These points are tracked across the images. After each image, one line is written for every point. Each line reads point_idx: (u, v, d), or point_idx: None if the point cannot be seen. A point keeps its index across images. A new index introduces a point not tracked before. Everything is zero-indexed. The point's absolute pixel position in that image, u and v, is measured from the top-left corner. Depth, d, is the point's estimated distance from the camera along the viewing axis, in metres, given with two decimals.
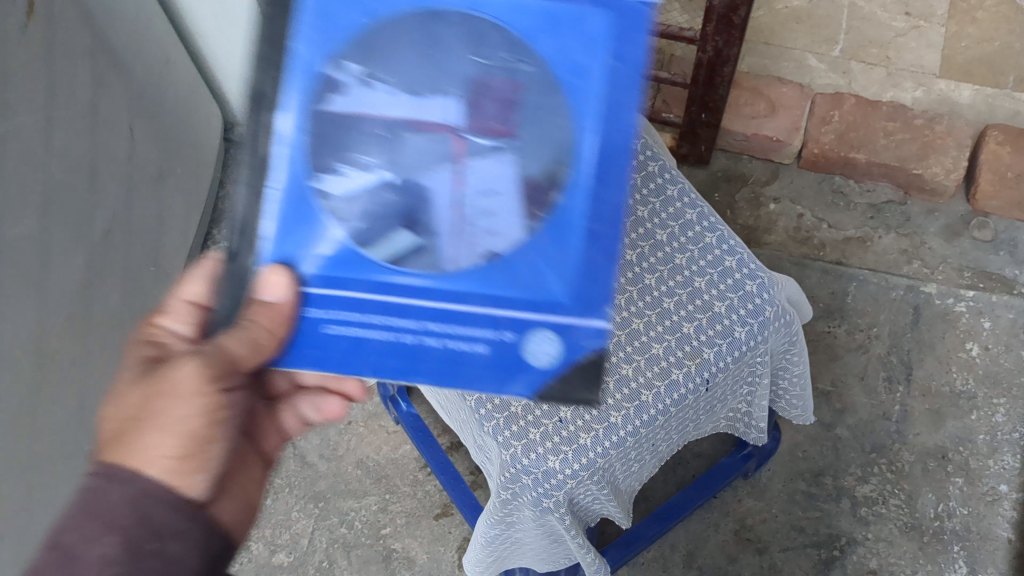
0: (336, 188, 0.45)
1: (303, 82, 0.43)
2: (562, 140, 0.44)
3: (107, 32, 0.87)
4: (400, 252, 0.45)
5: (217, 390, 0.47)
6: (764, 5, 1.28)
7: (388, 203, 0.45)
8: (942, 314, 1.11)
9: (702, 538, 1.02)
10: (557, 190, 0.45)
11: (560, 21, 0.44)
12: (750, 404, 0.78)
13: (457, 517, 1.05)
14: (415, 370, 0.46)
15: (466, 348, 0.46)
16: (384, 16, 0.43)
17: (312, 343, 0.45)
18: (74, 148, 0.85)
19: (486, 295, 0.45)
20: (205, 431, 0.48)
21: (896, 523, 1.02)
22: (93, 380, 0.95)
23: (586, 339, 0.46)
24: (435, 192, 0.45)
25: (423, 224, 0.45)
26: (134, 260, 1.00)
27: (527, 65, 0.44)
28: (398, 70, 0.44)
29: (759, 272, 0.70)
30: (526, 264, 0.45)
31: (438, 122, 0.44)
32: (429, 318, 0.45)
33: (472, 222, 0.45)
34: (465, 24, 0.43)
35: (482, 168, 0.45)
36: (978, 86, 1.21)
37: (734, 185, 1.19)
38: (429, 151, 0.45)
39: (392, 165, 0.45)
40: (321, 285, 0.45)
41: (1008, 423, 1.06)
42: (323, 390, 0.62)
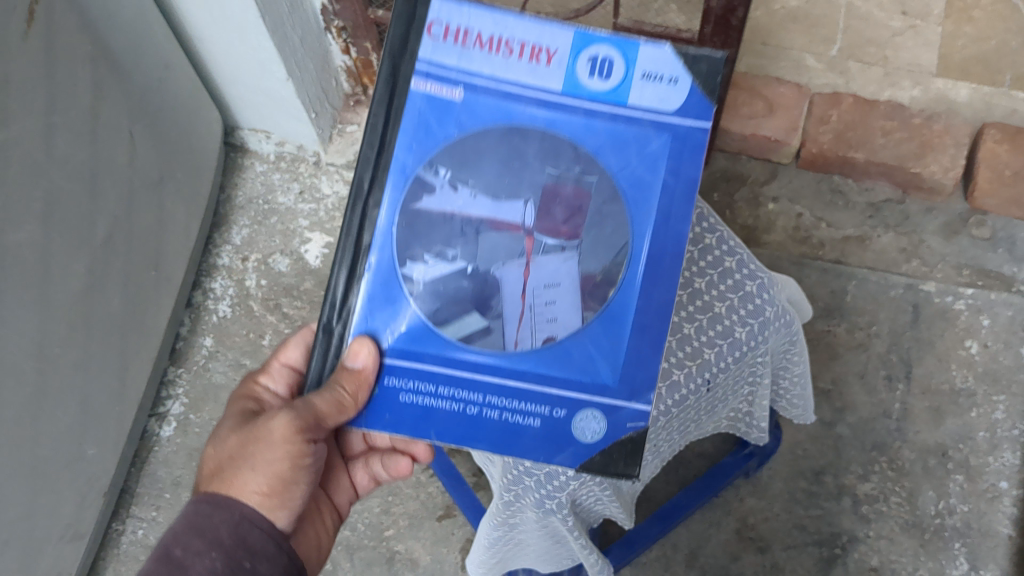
0: (420, 275, 0.52)
1: (401, 184, 0.51)
2: (618, 245, 0.52)
3: (107, 37, 0.87)
4: (469, 334, 0.52)
5: (303, 441, 0.56)
6: (761, 5, 1.27)
7: (463, 290, 0.52)
8: (941, 312, 1.11)
9: (704, 537, 1.03)
10: (612, 287, 0.52)
11: (625, 146, 0.51)
12: (751, 403, 0.78)
13: (459, 519, 1.05)
14: (475, 438, 0.53)
15: (523, 421, 0.53)
16: (474, 132, 0.51)
17: (391, 408, 0.53)
18: (74, 155, 0.85)
19: (541, 376, 0.52)
20: (290, 474, 0.57)
21: (898, 520, 1.04)
22: (96, 386, 0.96)
23: (629, 420, 0.53)
24: (505, 284, 0.52)
25: (492, 310, 0.52)
26: (135, 266, 1.00)
27: (594, 177, 0.52)
28: (481, 178, 0.51)
29: (759, 273, 0.71)
30: (579, 351, 0.53)
31: (513, 221, 0.52)
32: (494, 394, 0.53)
33: (534, 312, 0.52)
34: (545, 141, 0.51)
35: (543, 266, 0.52)
36: (975, 85, 1.22)
37: (732, 184, 1.19)
38: (502, 248, 0.52)
39: (469, 259, 0.52)
40: (403, 359, 0.52)
41: (1008, 420, 1.07)
42: (394, 451, 0.73)
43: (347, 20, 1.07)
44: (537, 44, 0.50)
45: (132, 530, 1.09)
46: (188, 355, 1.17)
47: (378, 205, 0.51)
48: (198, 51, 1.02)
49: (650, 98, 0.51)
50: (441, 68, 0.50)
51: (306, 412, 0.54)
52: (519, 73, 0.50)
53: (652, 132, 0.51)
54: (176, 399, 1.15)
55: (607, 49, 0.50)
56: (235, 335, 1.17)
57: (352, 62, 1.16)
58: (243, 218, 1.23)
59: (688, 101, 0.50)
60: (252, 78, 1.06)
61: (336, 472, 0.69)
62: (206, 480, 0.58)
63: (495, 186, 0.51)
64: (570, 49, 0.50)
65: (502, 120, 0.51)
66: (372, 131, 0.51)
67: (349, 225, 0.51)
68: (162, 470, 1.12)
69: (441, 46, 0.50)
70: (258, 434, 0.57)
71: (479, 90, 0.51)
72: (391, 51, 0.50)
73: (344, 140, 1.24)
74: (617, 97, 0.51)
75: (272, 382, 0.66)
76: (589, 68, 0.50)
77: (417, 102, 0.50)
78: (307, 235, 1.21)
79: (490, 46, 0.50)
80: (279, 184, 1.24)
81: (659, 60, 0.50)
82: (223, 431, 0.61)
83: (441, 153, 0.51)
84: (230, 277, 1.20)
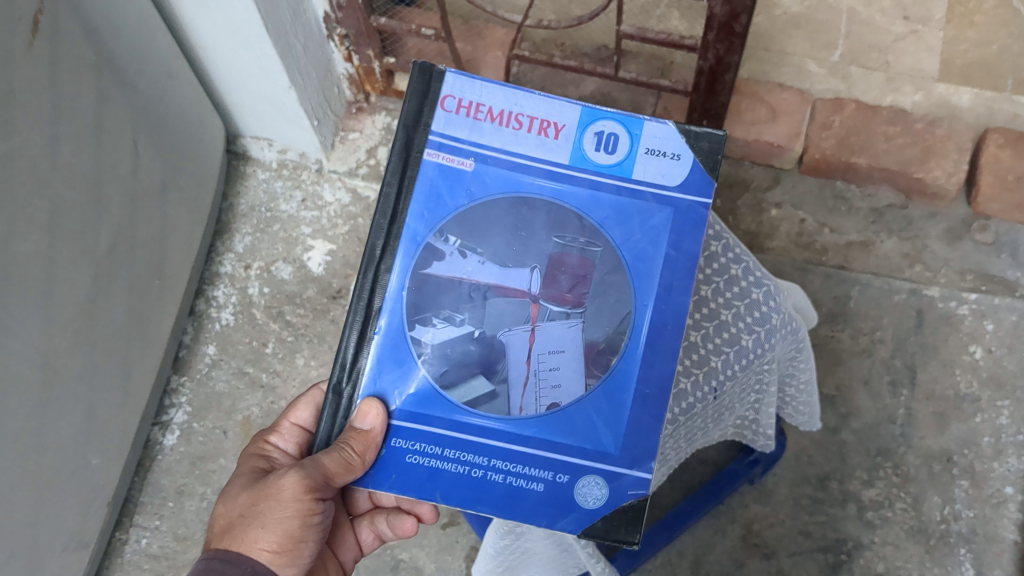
0: (429, 337, 0.57)
1: (412, 249, 0.57)
2: (621, 315, 0.57)
3: (112, 47, 0.87)
4: (476, 398, 0.56)
5: (311, 499, 0.60)
6: (762, 11, 1.27)
7: (470, 353, 0.57)
8: (945, 318, 1.11)
9: (709, 545, 1.04)
10: (614, 355, 0.57)
11: (628, 218, 0.58)
12: (757, 410, 0.78)
13: (463, 526, 1.05)
14: (480, 499, 0.57)
15: (527, 484, 0.57)
16: (483, 201, 0.58)
17: (397, 468, 0.57)
18: (78, 165, 0.85)
19: (545, 441, 0.57)
20: (298, 532, 0.61)
21: (904, 526, 1.04)
22: (100, 396, 0.96)
23: (629, 488, 0.57)
24: (511, 349, 0.57)
25: (497, 375, 0.57)
26: (138, 276, 1.00)
27: (599, 248, 0.58)
28: (489, 247, 0.58)
29: (765, 280, 0.70)
30: (581, 417, 0.57)
31: (519, 289, 0.57)
32: (500, 457, 0.57)
33: (539, 378, 0.57)
34: (551, 212, 0.58)
35: (549, 333, 0.57)
36: (977, 89, 1.22)
37: (735, 190, 1.18)
38: (509, 314, 0.57)
39: (476, 323, 0.57)
40: (410, 421, 0.57)
41: (1013, 425, 1.07)
42: (400, 510, 0.75)
43: (348, 28, 1.07)
44: (546, 120, 0.58)
45: (135, 539, 1.10)
46: (191, 363, 1.17)
47: (390, 270, 0.57)
48: (201, 60, 1.02)
49: (653, 173, 0.58)
50: (456, 141, 0.58)
51: (315, 472, 0.58)
52: (528, 146, 0.58)
53: (654, 206, 0.58)
54: (180, 408, 1.15)
55: (611, 126, 0.58)
56: (238, 343, 1.17)
57: (354, 70, 1.17)
58: (245, 226, 1.22)
59: (690, 178, 0.58)
60: (255, 86, 1.06)
61: (342, 530, 0.72)
62: (217, 537, 0.62)
63: (502, 255, 0.58)
64: (577, 125, 0.58)
65: (511, 190, 0.58)
66: (385, 201, 0.58)
67: (362, 290, 0.57)
68: (165, 479, 1.12)
69: (454, 118, 0.58)
70: (268, 492, 0.60)
71: (490, 164, 0.58)
72: (406, 125, 0.58)
73: (345, 147, 1.23)
74: (622, 170, 0.58)
75: (282, 440, 0.72)
76: (594, 143, 0.58)
77: (432, 172, 0.58)
78: (310, 242, 1.21)
79: (500, 120, 0.58)
80: (281, 192, 1.23)
81: (662, 137, 0.58)
82: (233, 488, 0.65)
83: (450, 222, 0.58)
84: (232, 285, 1.20)
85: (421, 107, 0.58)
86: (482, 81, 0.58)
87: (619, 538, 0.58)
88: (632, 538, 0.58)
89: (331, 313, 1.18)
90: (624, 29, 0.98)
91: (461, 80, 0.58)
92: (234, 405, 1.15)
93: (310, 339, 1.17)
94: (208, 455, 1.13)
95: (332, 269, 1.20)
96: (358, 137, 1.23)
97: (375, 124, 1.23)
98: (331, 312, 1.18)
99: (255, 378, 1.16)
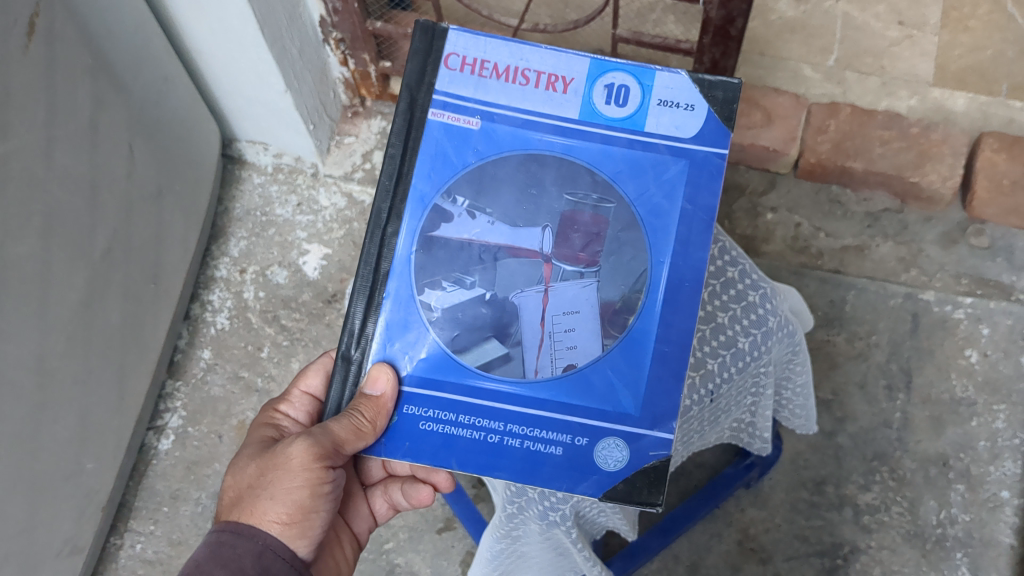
0: (438, 301, 0.57)
1: (420, 211, 0.58)
2: (637, 273, 0.57)
3: (108, 51, 0.87)
4: (489, 361, 0.57)
5: (321, 468, 0.60)
6: (758, 16, 1.28)
7: (482, 317, 0.57)
8: (941, 322, 1.11)
9: (705, 548, 1.03)
10: (631, 314, 0.57)
11: (642, 173, 0.58)
12: (755, 413, 0.79)
13: (459, 531, 1.05)
14: (497, 465, 0.57)
15: (545, 449, 0.57)
16: (491, 158, 0.58)
17: (410, 436, 0.57)
18: (74, 167, 0.85)
19: (562, 404, 0.57)
20: (308, 502, 0.61)
21: (900, 530, 1.04)
22: (95, 401, 0.95)
23: (651, 449, 0.57)
24: (525, 310, 0.57)
25: (511, 338, 0.57)
26: (133, 279, 1.00)
27: (613, 205, 0.58)
28: (500, 207, 0.58)
29: (761, 282, 0.70)
30: (599, 378, 0.57)
31: (531, 249, 0.57)
32: (516, 422, 0.57)
33: (554, 340, 0.57)
34: (562, 168, 0.58)
35: (563, 294, 0.57)
36: (972, 94, 1.22)
37: (730, 195, 1.19)
38: (522, 275, 0.57)
39: (488, 286, 0.57)
40: (422, 387, 0.57)
41: (1009, 429, 1.07)
42: (414, 480, 0.74)
43: (345, 32, 1.07)
44: (554, 74, 0.58)
45: (129, 544, 1.09)
46: (187, 367, 1.16)
47: (397, 234, 0.58)
48: (199, 63, 1.02)
49: (666, 125, 0.58)
50: (461, 100, 0.58)
51: (324, 440, 0.58)
52: (536, 101, 0.58)
53: (668, 159, 0.58)
54: (174, 412, 1.14)
55: (621, 77, 0.58)
56: (233, 348, 1.17)
57: (350, 74, 1.17)
58: (240, 230, 1.22)
59: (705, 129, 0.58)
60: (252, 91, 1.06)
61: (355, 501, 0.72)
62: (228, 509, 0.62)
63: (512, 216, 0.58)
64: (586, 78, 0.58)
65: (520, 148, 0.58)
66: (391, 162, 0.58)
67: (368, 256, 0.58)
68: (160, 484, 1.12)
69: (458, 76, 0.58)
70: (276, 462, 0.61)
71: (497, 121, 0.58)
72: (410, 86, 0.59)
73: (341, 151, 1.23)
74: (634, 123, 0.58)
75: (292, 409, 0.72)
76: (604, 95, 0.58)
77: (437, 133, 0.58)
78: (305, 246, 1.21)
79: (506, 76, 0.58)
80: (276, 196, 1.23)
81: (676, 88, 0.58)
82: (243, 459, 0.65)
83: (459, 182, 0.58)
84: (228, 289, 1.20)
85: (424, 68, 0.59)
86: (487, 38, 0.59)
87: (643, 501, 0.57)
88: (656, 500, 0.57)
89: (327, 317, 1.18)
90: (620, 33, 0.98)
91: (464, 37, 0.59)
92: (229, 409, 1.14)
93: (305, 344, 1.17)
94: (203, 460, 1.12)
95: (328, 273, 1.20)
96: (354, 141, 1.23)
97: (371, 128, 1.23)
98: (326, 316, 1.18)
99: (250, 382, 1.15)
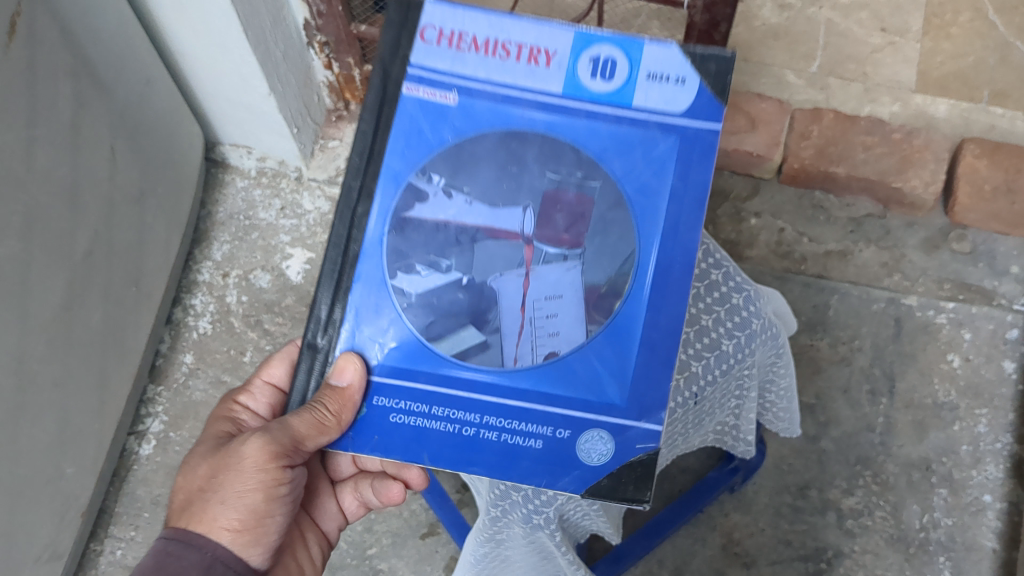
0: (411, 286, 0.57)
1: (393, 190, 0.57)
2: (624, 254, 0.56)
3: (90, 53, 0.86)
4: (466, 349, 0.57)
5: (277, 468, 0.60)
6: (741, 21, 1.28)
7: (459, 302, 0.57)
8: (923, 326, 1.12)
9: (689, 553, 1.03)
10: (618, 299, 0.57)
11: (630, 149, 0.56)
12: (738, 416, 0.78)
13: (443, 536, 1.04)
14: (473, 460, 0.57)
15: (525, 442, 0.57)
16: (469, 135, 0.57)
17: (379, 429, 0.58)
18: (54, 170, 0.84)
19: (542, 394, 0.56)
20: (263, 506, 0.60)
21: (883, 534, 1.04)
22: (75, 405, 0.94)
23: (637, 441, 0.57)
24: (503, 295, 0.57)
25: (488, 327, 0.57)
26: (115, 282, 0.99)
27: (597, 182, 0.57)
28: (477, 186, 0.57)
29: (745, 285, 0.71)
30: (583, 367, 0.57)
31: (511, 230, 0.57)
32: (492, 414, 0.57)
33: (535, 327, 0.57)
34: (544, 144, 0.57)
35: (544, 277, 0.57)
36: (954, 100, 1.23)
37: (715, 200, 1.19)
38: (501, 258, 0.57)
39: (464, 270, 0.57)
40: (393, 377, 0.57)
41: (991, 434, 1.07)
42: (385, 477, 0.74)
43: (328, 36, 1.07)
44: (535, 47, 0.56)
45: (110, 550, 1.08)
46: (168, 372, 1.15)
47: (367, 214, 0.57)
48: (181, 65, 1.01)
49: (655, 100, 0.56)
50: (436, 74, 0.57)
51: (282, 437, 0.58)
52: (517, 75, 0.56)
53: (658, 135, 0.56)
54: (156, 417, 1.13)
55: (607, 50, 0.56)
56: (216, 352, 1.16)
57: (334, 78, 1.16)
58: (223, 234, 1.22)
59: (696, 103, 0.56)
60: (234, 94, 1.05)
61: (320, 498, 0.72)
62: (178, 513, 0.61)
63: (491, 196, 0.57)
64: (569, 51, 0.56)
65: (499, 124, 0.57)
66: (362, 138, 0.57)
67: (337, 237, 0.57)
68: (141, 489, 1.10)
69: (434, 50, 0.56)
70: (229, 461, 0.60)
71: (475, 95, 0.57)
72: (383, 59, 0.57)
73: (325, 155, 1.22)
74: (622, 98, 0.56)
75: (252, 400, 0.71)
76: (589, 69, 0.56)
77: (412, 108, 0.57)
78: (288, 250, 1.21)
79: (485, 49, 0.56)
80: (259, 200, 1.23)
81: (665, 61, 0.56)
82: (197, 456, 0.64)
83: (434, 160, 0.57)
84: (210, 293, 1.19)
85: (399, 41, 0.57)
86: (464, 9, 0.56)
87: (630, 497, 0.57)
88: (642, 498, 0.57)
89: None
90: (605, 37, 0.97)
91: (442, 9, 0.56)
92: None
93: None
94: None
95: (312, 278, 1.19)
96: (338, 146, 1.22)
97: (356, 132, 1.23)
98: None
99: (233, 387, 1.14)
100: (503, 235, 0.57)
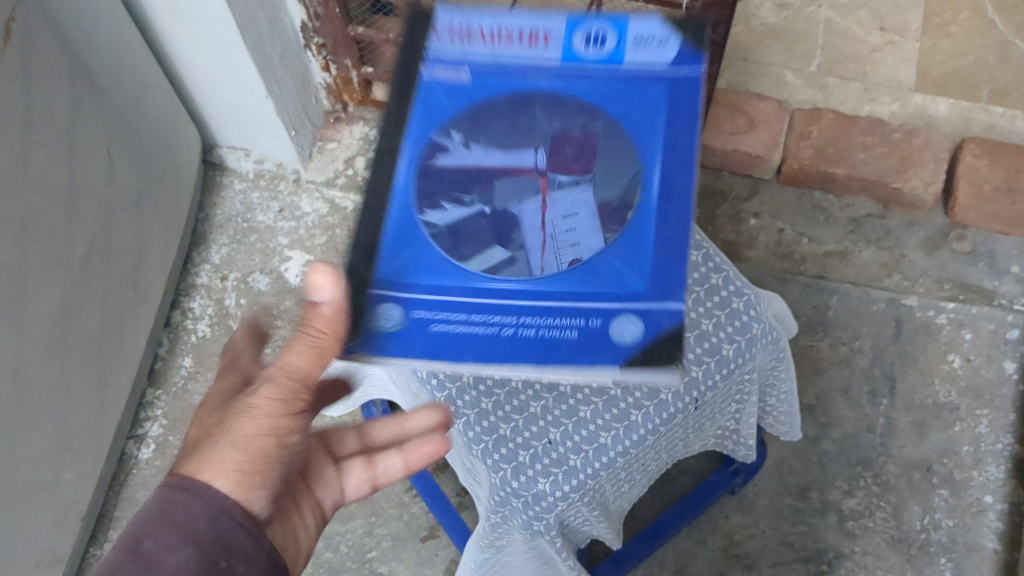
0: (440, 217, 0.49)
1: (416, 146, 0.50)
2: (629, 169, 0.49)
3: (85, 56, 0.86)
4: (493, 265, 0.48)
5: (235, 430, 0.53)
6: (740, 22, 1.29)
7: (483, 227, 0.49)
8: (923, 327, 1.11)
9: (691, 555, 1.03)
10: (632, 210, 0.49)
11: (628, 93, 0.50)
12: (739, 421, 0.78)
13: (443, 539, 1.04)
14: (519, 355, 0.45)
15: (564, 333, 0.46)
16: (480, 104, 0.51)
17: (421, 336, 0.46)
18: (50, 174, 0.84)
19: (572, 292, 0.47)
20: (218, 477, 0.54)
21: (884, 536, 1.03)
22: (73, 410, 0.94)
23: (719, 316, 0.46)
24: (526, 217, 0.49)
25: (515, 240, 0.49)
26: (114, 285, 0.99)
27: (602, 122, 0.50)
28: (489, 138, 0.50)
29: (745, 289, 0.70)
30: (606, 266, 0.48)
31: (525, 167, 0.50)
32: (529, 312, 0.46)
33: (558, 240, 0.49)
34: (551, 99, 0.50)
35: (562, 200, 0.50)
36: (954, 100, 1.22)
37: (714, 201, 1.19)
38: (518, 192, 0.49)
39: (487, 202, 0.49)
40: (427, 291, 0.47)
41: (992, 434, 1.07)
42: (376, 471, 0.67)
43: (326, 37, 1.07)
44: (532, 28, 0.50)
45: None
46: (167, 376, 1.15)
47: (396, 156, 0.50)
48: (177, 68, 1.01)
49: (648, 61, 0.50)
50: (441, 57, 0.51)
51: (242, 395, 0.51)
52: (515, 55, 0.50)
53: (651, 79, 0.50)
54: (156, 421, 1.13)
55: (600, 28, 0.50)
56: (214, 355, 1.15)
57: (332, 80, 1.17)
58: (221, 237, 1.22)
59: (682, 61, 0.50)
60: (231, 96, 1.05)
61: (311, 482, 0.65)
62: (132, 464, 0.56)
63: (506, 142, 0.50)
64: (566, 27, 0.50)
65: (507, 91, 0.50)
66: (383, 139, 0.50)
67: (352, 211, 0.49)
68: (140, 493, 1.09)
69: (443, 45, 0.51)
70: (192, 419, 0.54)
71: (483, 67, 0.51)
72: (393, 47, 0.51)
73: (324, 157, 1.22)
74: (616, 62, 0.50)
75: None
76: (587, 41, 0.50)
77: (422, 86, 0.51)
78: (286, 253, 1.20)
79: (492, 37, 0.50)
80: (258, 202, 1.23)
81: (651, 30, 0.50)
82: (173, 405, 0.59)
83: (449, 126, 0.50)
84: (209, 296, 1.19)
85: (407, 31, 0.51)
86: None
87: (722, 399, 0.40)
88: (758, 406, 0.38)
89: None
90: None
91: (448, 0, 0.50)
92: None
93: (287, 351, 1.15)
94: None
95: None
96: (336, 147, 1.23)
97: (353, 133, 1.23)
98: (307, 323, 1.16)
99: None
100: (528, 181, 0.49)
